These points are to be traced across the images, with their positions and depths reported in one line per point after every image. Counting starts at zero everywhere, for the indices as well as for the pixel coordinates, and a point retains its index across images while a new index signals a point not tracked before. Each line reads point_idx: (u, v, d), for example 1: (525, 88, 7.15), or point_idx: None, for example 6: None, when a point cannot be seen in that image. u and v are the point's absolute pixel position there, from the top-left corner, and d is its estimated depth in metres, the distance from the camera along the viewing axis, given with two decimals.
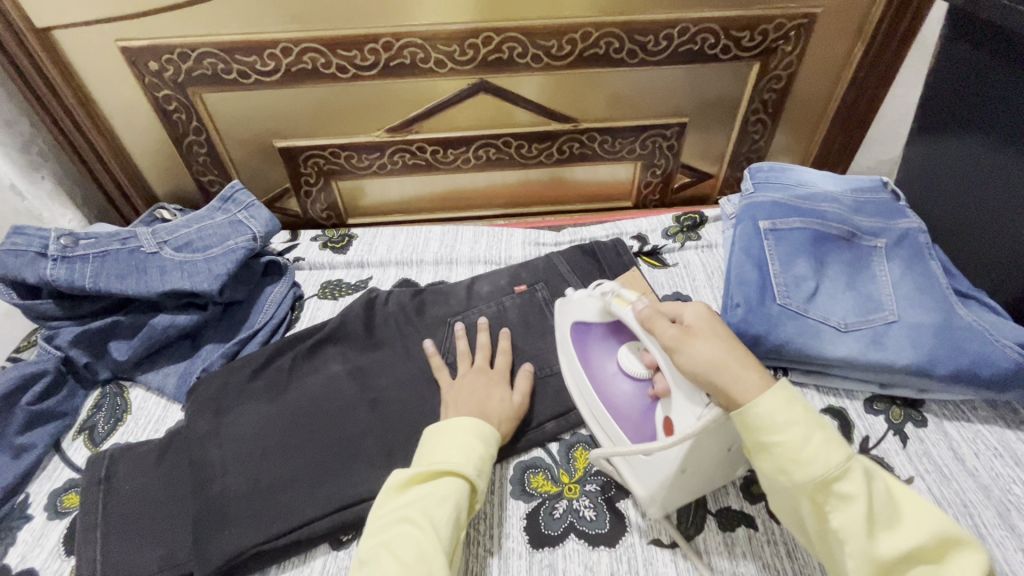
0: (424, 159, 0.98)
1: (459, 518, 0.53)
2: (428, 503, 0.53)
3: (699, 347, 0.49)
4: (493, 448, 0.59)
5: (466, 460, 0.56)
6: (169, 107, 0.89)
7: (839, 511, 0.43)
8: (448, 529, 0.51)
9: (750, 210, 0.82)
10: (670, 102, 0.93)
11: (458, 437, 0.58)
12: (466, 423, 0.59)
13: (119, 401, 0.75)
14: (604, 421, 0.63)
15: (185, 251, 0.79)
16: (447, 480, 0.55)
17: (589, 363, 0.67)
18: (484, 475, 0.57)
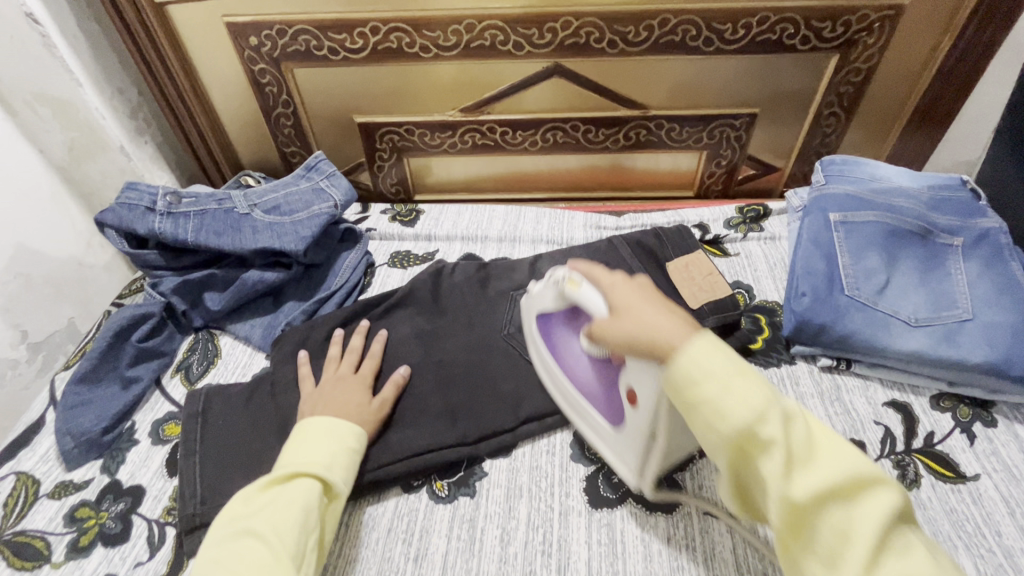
0: (493, 140, 1.02)
1: (309, 521, 0.54)
2: (273, 511, 0.53)
3: (635, 314, 0.50)
4: (351, 443, 0.61)
5: (315, 459, 0.57)
6: (263, 80, 0.95)
7: (833, 517, 0.42)
8: (293, 538, 0.52)
9: (820, 202, 0.82)
10: (742, 92, 0.93)
11: (314, 437, 0.60)
12: (321, 420, 0.62)
13: (211, 346, 0.82)
14: (586, 414, 0.65)
15: (274, 214, 0.85)
16: (299, 482, 0.56)
17: (559, 353, 0.66)
18: (339, 473, 0.58)
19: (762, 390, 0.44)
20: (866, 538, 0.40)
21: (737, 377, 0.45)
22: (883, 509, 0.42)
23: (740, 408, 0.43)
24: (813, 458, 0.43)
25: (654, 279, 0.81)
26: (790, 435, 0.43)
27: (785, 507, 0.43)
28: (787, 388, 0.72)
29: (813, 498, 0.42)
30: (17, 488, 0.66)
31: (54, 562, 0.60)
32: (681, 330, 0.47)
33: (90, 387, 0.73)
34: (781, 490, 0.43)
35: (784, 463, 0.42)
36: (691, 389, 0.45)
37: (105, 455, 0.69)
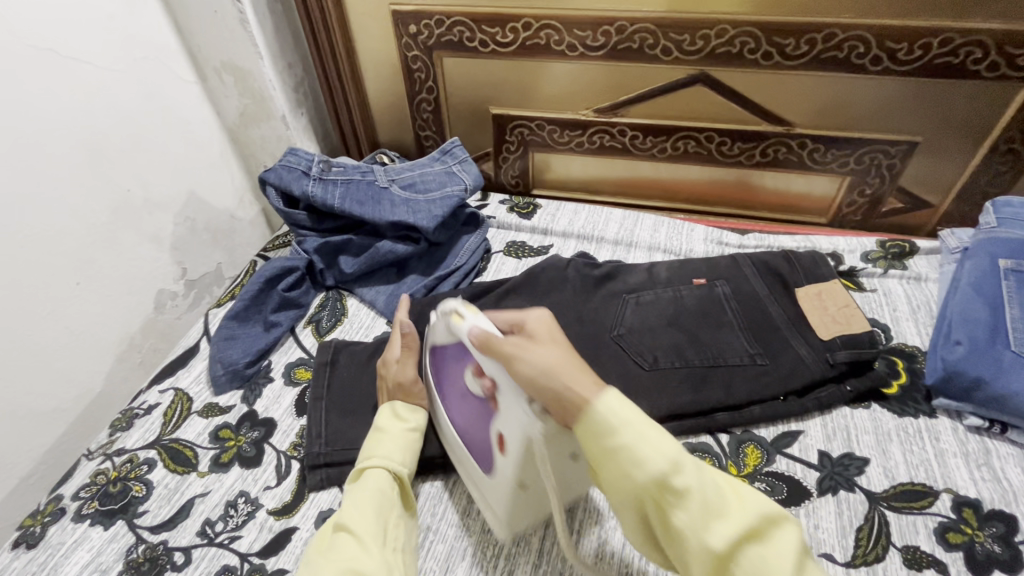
0: (621, 143, 1.01)
1: (384, 503, 0.54)
2: (350, 503, 0.54)
3: (535, 355, 0.48)
4: (410, 426, 0.63)
5: (376, 450, 0.60)
6: (414, 66, 1.01)
7: (750, 563, 0.39)
8: (375, 518, 0.52)
9: (988, 245, 0.74)
10: (904, 118, 0.86)
11: (382, 428, 0.62)
12: (380, 412, 0.64)
13: (339, 305, 0.88)
14: (467, 464, 0.61)
15: (409, 191, 0.91)
16: (367, 473, 0.57)
17: (445, 395, 0.63)
18: (406, 459, 0.60)
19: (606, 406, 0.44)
20: (697, 532, 0.40)
21: (582, 391, 0.45)
22: (720, 505, 0.41)
23: (652, 455, 0.42)
24: (723, 505, 0.41)
25: (782, 303, 0.77)
26: (695, 482, 0.41)
27: (702, 559, 0.40)
28: (925, 442, 0.66)
29: (732, 548, 0.39)
30: (174, 402, 0.75)
31: (199, 472, 0.68)
32: (581, 382, 0.46)
33: (240, 324, 0.81)
34: (696, 539, 0.40)
35: (690, 508, 0.40)
36: (605, 440, 0.44)
37: (245, 387, 0.77)
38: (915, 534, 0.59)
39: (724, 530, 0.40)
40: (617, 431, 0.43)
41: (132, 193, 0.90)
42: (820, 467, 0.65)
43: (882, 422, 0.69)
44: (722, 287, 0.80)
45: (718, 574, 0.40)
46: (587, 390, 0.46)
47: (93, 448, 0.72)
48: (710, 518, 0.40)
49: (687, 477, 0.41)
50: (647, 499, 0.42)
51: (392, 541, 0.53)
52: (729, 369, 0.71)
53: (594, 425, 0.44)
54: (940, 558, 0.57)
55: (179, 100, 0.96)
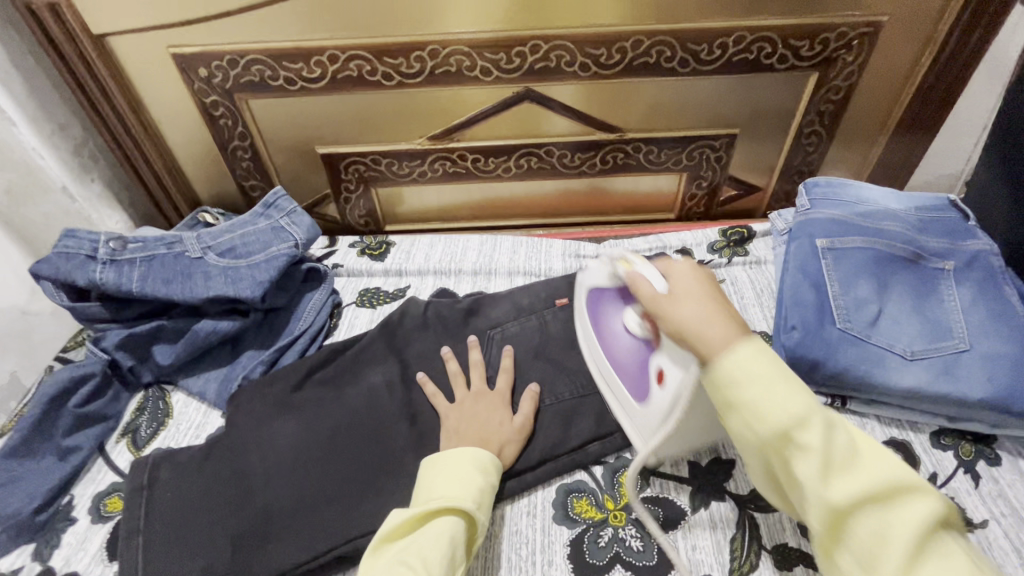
0: (464, 168, 0.97)
1: (455, 557, 0.50)
2: (423, 544, 0.50)
3: (682, 308, 0.49)
4: (492, 480, 0.58)
5: (462, 493, 0.54)
6: (216, 112, 0.89)
7: (868, 518, 0.41)
8: (441, 571, 0.48)
9: (806, 226, 0.78)
10: (720, 113, 0.90)
11: (456, 462, 0.57)
12: (467, 450, 0.59)
13: (161, 405, 0.75)
14: (612, 384, 0.66)
15: (229, 257, 0.79)
16: (449, 517, 0.53)
17: (599, 323, 0.67)
18: (484, 509, 0.56)
19: (786, 394, 0.43)
20: (899, 549, 0.39)
21: (777, 393, 0.44)
22: (918, 516, 0.40)
23: (774, 412, 0.43)
24: (846, 462, 0.42)
25: None
26: (822, 444, 0.42)
27: (821, 510, 0.42)
28: None
29: (852, 502, 0.41)
30: None
31: None
32: (710, 331, 0.47)
33: (22, 460, 0.65)
34: (819, 494, 0.42)
35: (817, 468, 0.42)
36: (732, 390, 0.45)
37: (38, 538, 0.62)
38: (782, 531, 0.59)
39: (925, 545, 0.39)
40: (734, 381, 0.45)
41: None
42: (692, 481, 0.63)
43: None
44: None
45: (829, 521, 0.42)
46: (781, 392, 0.44)
47: None
48: (918, 552, 0.39)
49: (813, 436, 0.42)
50: (768, 442, 0.44)
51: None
52: (594, 396, 0.69)
53: (723, 387, 0.45)
54: (807, 552, 0.57)
55: None
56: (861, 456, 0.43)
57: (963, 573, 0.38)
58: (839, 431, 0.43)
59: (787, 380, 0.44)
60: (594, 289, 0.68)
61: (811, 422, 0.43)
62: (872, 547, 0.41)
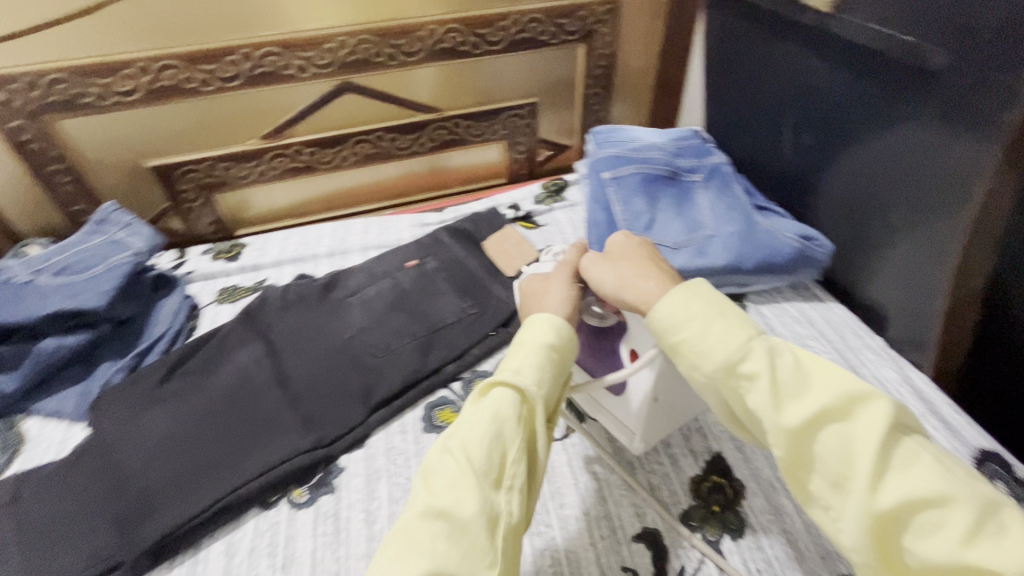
0: (302, 162, 1.03)
1: (499, 434, 0.49)
2: (467, 425, 0.50)
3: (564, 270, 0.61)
4: (544, 352, 0.53)
5: (505, 367, 0.53)
6: (24, 138, 0.87)
7: (928, 527, 0.39)
8: (481, 450, 0.48)
9: (592, 164, 0.96)
10: (518, 87, 1.07)
11: (519, 340, 0.55)
12: (529, 322, 0.56)
13: (12, 434, 0.73)
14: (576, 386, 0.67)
15: (65, 275, 0.79)
16: (496, 396, 0.51)
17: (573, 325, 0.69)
18: (548, 381, 0.52)
19: (822, 384, 0.45)
20: (971, 553, 0.37)
21: (786, 371, 0.46)
22: (984, 515, 0.38)
23: (818, 395, 0.44)
24: (898, 460, 0.41)
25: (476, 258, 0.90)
26: (864, 433, 0.41)
27: (871, 519, 0.40)
28: None
29: (903, 506, 0.39)
30: None
31: None
32: (715, 334, 0.48)
33: None
34: (866, 500, 0.40)
35: (862, 462, 0.41)
36: (739, 368, 0.46)
37: None
38: None
39: (1009, 552, 0.36)
40: (746, 358, 0.46)
41: None
42: None
43: None
44: (431, 263, 0.90)
45: (878, 534, 0.40)
46: (792, 372, 0.46)
47: None
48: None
49: (850, 422, 0.43)
50: (797, 433, 0.43)
51: (506, 478, 0.48)
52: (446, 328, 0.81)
53: (740, 370, 0.46)
54: None
55: None
56: (919, 458, 0.41)
57: None
58: (897, 433, 0.42)
59: (827, 371, 0.46)
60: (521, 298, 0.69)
61: (851, 408, 0.43)
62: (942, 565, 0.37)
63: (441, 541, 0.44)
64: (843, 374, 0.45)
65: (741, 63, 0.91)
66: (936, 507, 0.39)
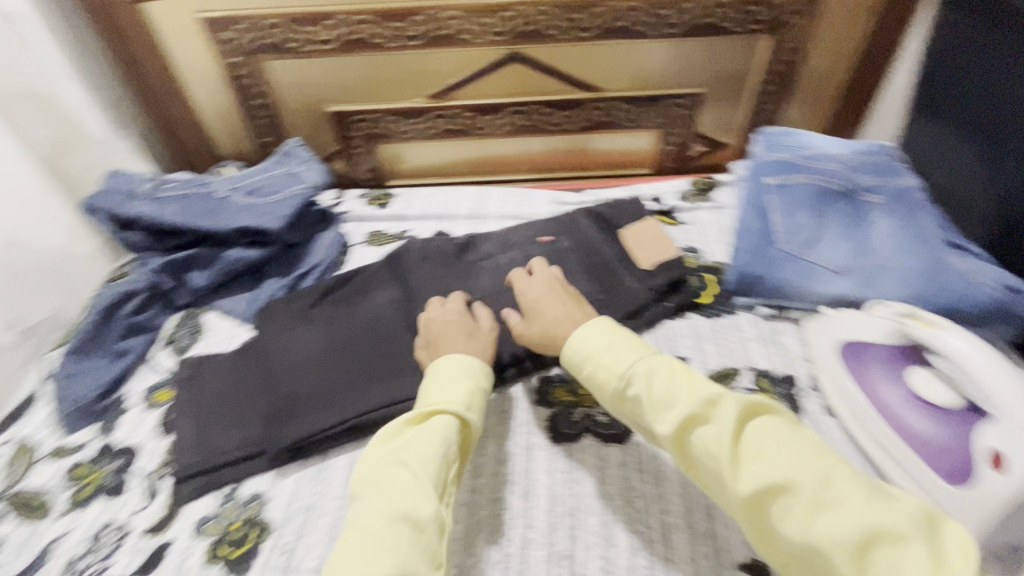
0: (458, 125, 1.08)
1: (446, 453, 0.55)
2: (414, 445, 0.54)
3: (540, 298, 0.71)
4: (480, 382, 0.63)
5: (454, 398, 0.59)
6: (238, 73, 1.00)
7: (788, 509, 0.44)
8: (435, 468, 0.53)
9: (757, 168, 0.89)
10: (685, 74, 1.02)
11: (438, 367, 0.63)
12: (444, 361, 0.64)
13: (195, 322, 0.86)
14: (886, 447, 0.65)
15: (253, 196, 0.90)
16: (439, 419, 0.57)
17: (871, 381, 0.69)
18: (475, 410, 0.60)
19: (687, 393, 0.52)
20: (817, 525, 0.42)
21: (659, 386, 0.54)
22: (837, 487, 0.44)
23: (686, 399, 0.51)
24: (758, 451, 0.47)
25: (611, 246, 0.89)
26: (719, 430, 0.49)
27: (743, 505, 0.46)
28: (731, 335, 0.80)
29: (758, 490, 0.45)
30: (17, 452, 0.70)
31: (58, 513, 0.64)
32: (624, 346, 0.60)
33: (82, 359, 0.77)
34: (732, 488, 0.47)
35: (721, 456, 0.48)
36: (627, 391, 0.56)
37: (101, 420, 0.73)
38: None
39: (841, 517, 0.42)
40: (632, 378, 0.56)
41: None
42: None
43: (699, 327, 0.82)
44: (564, 242, 0.92)
45: (750, 516, 0.47)
46: (664, 387, 0.54)
47: None
48: (861, 548, 0.40)
49: (707, 426, 0.50)
50: (676, 438, 0.51)
51: (446, 494, 0.54)
52: None
53: (628, 394, 0.56)
54: None
55: None
56: (778, 448, 0.47)
57: (886, 549, 0.40)
58: (747, 424, 0.49)
59: (679, 380, 0.54)
60: (863, 344, 0.71)
61: (711, 409, 0.50)
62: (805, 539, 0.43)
63: (413, 547, 0.48)
64: (702, 384, 0.53)
65: (978, 67, 0.78)
66: (795, 492, 0.44)
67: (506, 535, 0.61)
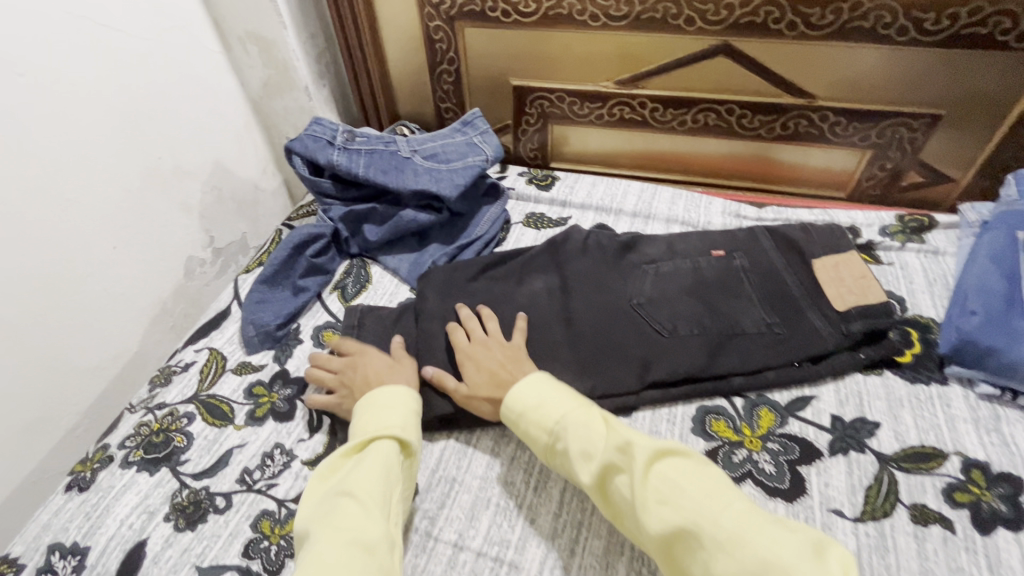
0: (640, 115, 1.02)
1: (392, 477, 0.56)
2: (363, 474, 0.55)
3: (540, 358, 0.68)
4: (414, 406, 0.64)
5: (389, 423, 0.60)
6: (436, 37, 1.02)
7: (699, 553, 0.46)
8: (382, 498, 0.53)
9: (1007, 217, 0.76)
10: (926, 89, 0.86)
11: (376, 401, 0.63)
12: (383, 390, 0.64)
13: (363, 272, 0.91)
14: None
15: (432, 161, 0.92)
16: (378, 446, 0.57)
17: None
18: (415, 434, 0.61)
19: (581, 435, 0.57)
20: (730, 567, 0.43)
21: (582, 438, 0.56)
22: (726, 531, 0.45)
23: (598, 446, 0.55)
24: (661, 492, 0.49)
25: (799, 275, 0.79)
26: (630, 477, 0.51)
27: (659, 547, 0.48)
28: (936, 408, 0.68)
29: (669, 532, 0.47)
30: (209, 360, 0.79)
31: (236, 426, 0.71)
32: (555, 393, 0.62)
33: (270, 288, 0.85)
34: (645, 532, 0.49)
35: (634, 502, 0.50)
36: (557, 443, 0.59)
37: (276, 347, 0.80)
38: (922, 493, 0.61)
39: (749, 549, 0.43)
40: (561, 432, 0.58)
41: (164, 160, 0.90)
42: (832, 430, 0.67)
43: (895, 389, 0.70)
44: (740, 259, 0.82)
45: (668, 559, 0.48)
46: (585, 437, 0.56)
47: (135, 402, 0.75)
48: None
49: (623, 476, 0.52)
50: (596, 486, 0.54)
51: (394, 514, 0.54)
52: (743, 336, 0.74)
53: (557, 445, 0.59)
54: (946, 515, 0.59)
55: (203, 69, 0.95)
56: (669, 492, 0.49)
57: None
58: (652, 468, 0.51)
59: (580, 423, 0.58)
60: None
61: (614, 459, 0.53)
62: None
63: (368, 571, 0.48)
64: (591, 432, 0.57)
65: None
66: (698, 536, 0.46)
67: (649, 566, 0.57)
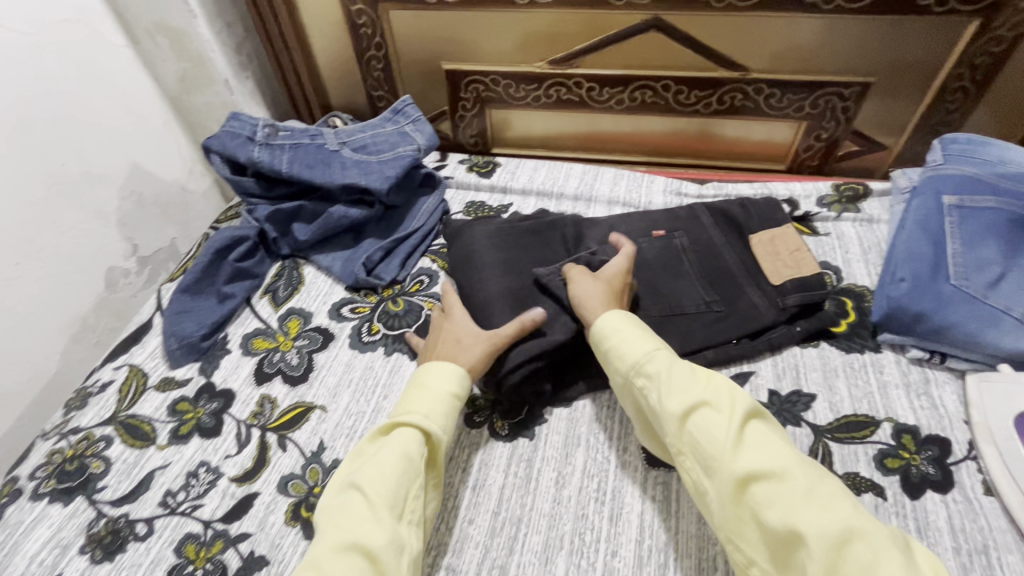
0: (577, 96, 1.00)
1: (409, 469, 0.52)
2: (376, 464, 0.52)
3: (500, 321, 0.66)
4: (453, 388, 0.59)
5: (411, 410, 0.57)
6: (360, 21, 0.97)
7: (781, 504, 0.44)
8: (389, 494, 0.50)
9: (933, 182, 0.75)
10: (857, 57, 0.86)
11: (423, 383, 0.59)
12: (431, 367, 0.61)
13: (295, 273, 0.86)
14: None
15: (361, 153, 0.88)
16: (400, 433, 0.55)
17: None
18: (443, 424, 0.57)
19: (680, 372, 0.54)
20: (809, 518, 0.42)
21: (680, 373, 0.54)
22: (822, 493, 0.44)
23: (691, 383, 0.53)
24: (751, 441, 0.48)
25: (737, 251, 0.78)
26: (727, 419, 0.49)
27: (732, 486, 0.46)
28: (869, 376, 0.69)
29: (754, 474, 0.46)
30: (129, 378, 0.74)
31: (159, 446, 0.67)
32: (635, 338, 0.59)
33: (192, 297, 0.79)
34: (726, 467, 0.47)
35: (723, 439, 0.48)
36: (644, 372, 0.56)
37: (202, 359, 0.76)
38: (856, 462, 0.61)
39: (830, 515, 0.42)
40: (649, 364, 0.56)
41: (69, 167, 0.83)
42: (770, 405, 0.67)
43: (830, 359, 0.71)
44: (680, 238, 0.80)
45: (736, 502, 0.46)
46: (681, 372, 0.54)
47: (49, 429, 0.70)
48: (840, 543, 0.41)
49: (712, 411, 0.50)
50: (680, 416, 0.51)
51: (409, 513, 0.51)
52: (682, 316, 0.73)
53: (644, 369, 0.56)
54: (878, 483, 0.60)
55: (108, 65, 0.88)
56: (766, 442, 0.48)
57: (863, 547, 0.40)
58: (751, 420, 0.50)
59: (680, 365, 0.55)
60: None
61: (710, 397, 0.51)
62: (786, 531, 0.43)
63: None
64: (687, 371, 0.54)
65: None
66: (784, 483, 0.45)
67: (588, 558, 0.56)
